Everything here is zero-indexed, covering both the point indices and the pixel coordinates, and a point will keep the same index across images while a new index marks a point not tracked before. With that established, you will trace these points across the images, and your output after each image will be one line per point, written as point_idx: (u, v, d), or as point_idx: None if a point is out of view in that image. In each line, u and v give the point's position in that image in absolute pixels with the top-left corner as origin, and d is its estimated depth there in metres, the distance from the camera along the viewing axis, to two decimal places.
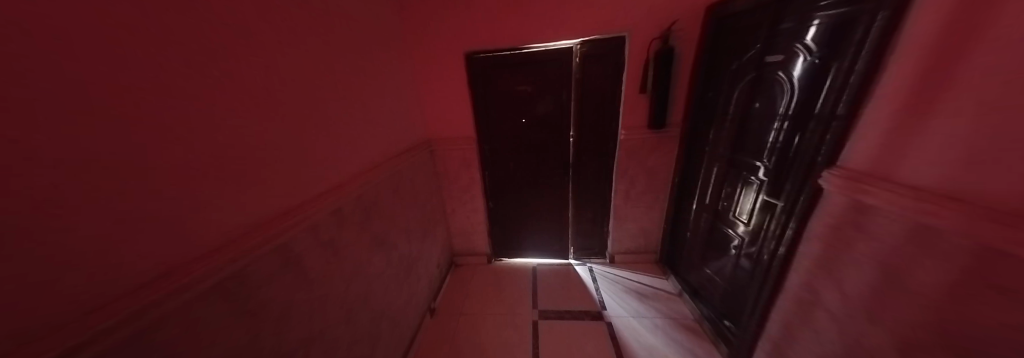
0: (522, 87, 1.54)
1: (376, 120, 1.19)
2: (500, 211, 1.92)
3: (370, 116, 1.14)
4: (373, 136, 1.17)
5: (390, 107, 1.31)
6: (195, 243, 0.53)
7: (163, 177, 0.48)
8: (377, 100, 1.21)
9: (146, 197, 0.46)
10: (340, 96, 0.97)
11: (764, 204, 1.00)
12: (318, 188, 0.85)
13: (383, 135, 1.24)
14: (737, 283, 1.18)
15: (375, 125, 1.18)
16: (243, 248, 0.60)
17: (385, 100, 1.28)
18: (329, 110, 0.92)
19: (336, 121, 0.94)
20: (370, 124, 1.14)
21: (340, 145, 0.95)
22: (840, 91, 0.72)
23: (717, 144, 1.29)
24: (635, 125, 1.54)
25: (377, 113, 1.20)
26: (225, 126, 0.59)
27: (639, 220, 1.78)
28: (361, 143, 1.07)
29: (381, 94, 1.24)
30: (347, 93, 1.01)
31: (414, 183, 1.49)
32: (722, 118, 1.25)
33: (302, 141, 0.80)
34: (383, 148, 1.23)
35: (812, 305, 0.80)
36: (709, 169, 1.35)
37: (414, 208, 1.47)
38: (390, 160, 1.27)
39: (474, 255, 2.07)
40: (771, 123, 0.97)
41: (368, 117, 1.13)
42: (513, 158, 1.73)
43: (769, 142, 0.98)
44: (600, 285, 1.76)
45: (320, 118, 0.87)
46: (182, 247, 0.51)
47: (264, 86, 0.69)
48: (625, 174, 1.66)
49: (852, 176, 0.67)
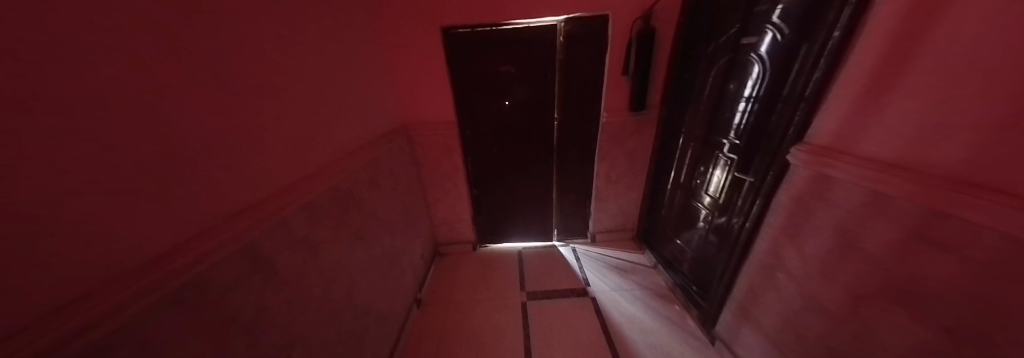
0: (504, 67, 1.46)
1: (345, 103, 1.06)
2: (483, 198, 1.89)
3: (337, 98, 1.02)
4: (345, 120, 1.05)
5: (360, 89, 1.18)
6: (138, 248, 0.44)
7: (91, 168, 0.39)
8: (344, 80, 1.08)
9: (71, 192, 0.37)
10: (299, 74, 0.84)
11: (733, 179, 1.08)
12: (283, 180, 0.74)
13: (355, 120, 1.12)
14: (707, 254, 1.29)
15: (346, 108, 1.06)
16: (202, 251, 0.51)
17: (354, 80, 1.14)
18: (290, 89, 0.79)
19: (297, 102, 0.82)
20: (338, 106, 1.01)
21: (306, 131, 0.84)
22: (808, 73, 0.77)
23: (693, 124, 1.35)
24: (617, 107, 1.57)
25: (345, 95, 1.07)
26: (163, 106, 0.48)
27: (619, 200, 1.86)
28: (329, 128, 0.95)
29: (348, 73, 1.10)
30: (308, 71, 0.88)
31: (393, 171, 1.39)
32: (697, 98, 1.30)
33: (263, 126, 0.69)
34: (354, 135, 1.11)
35: (776, 268, 0.90)
36: (684, 148, 1.42)
37: (393, 199, 1.38)
38: (363, 147, 1.16)
39: (458, 243, 2.03)
40: (738, 103, 1.06)
41: (335, 99, 1.00)
42: (495, 143, 1.68)
43: (736, 123, 1.06)
44: (583, 264, 1.83)
45: (280, 100, 0.75)
46: (124, 252, 0.42)
47: (210, 58, 0.57)
48: (608, 156, 1.70)
49: (818, 152, 0.74)
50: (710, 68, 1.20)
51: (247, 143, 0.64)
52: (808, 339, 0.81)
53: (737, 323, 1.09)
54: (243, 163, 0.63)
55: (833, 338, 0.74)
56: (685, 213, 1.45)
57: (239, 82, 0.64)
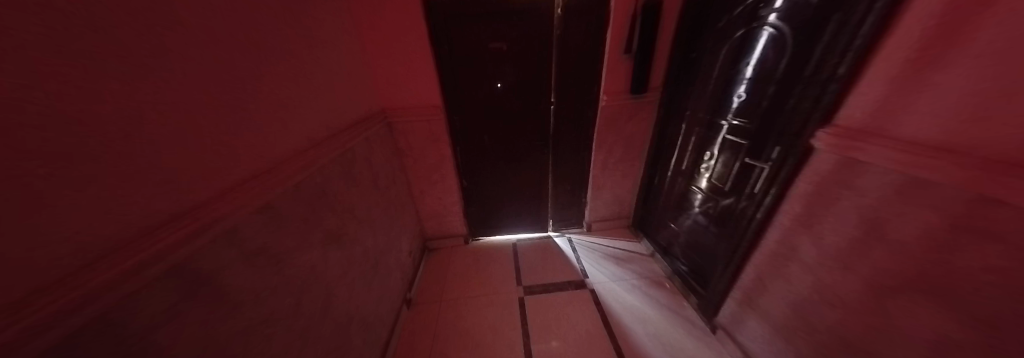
0: (494, 44, 1.31)
1: (306, 82, 0.88)
2: (474, 189, 1.78)
3: (295, 75, 0.84)
4: (309, 104, 0.88)
5: (325, 66, 0.99)
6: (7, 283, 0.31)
7: None
8: (304, 54, 0.89)
9: None
10: (241, 42, 0.66)
11: (742, 165, 1.03)
12: (229, 179, 0.59)
13: (320, 102, 0.94)
14: (707, 242, 1.26)
15: (307, 89, 0.88)
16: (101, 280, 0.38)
17: (315, 55, 0.95)
18: (230, 64, 0.62)
19: (241, 78, 0.65)
20: (296, 85, 0.83)
21: (257, 117, 0.68)
22: (842, 47, 0.69)
23: (698, 107, 1.27)
24: (614, 90, 1.44)
25: (305, 72, 0.88)
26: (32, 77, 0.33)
27: (615, 188, 1.80)
28: (289, 113, 0.79)
29: (308, 45, 0.92)
30: (251, 38, 0.69)
31: (372, 163, 1.24)
32: (705, 79, 1.22)
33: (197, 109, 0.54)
34: (321, 121, 0.94)
35: (789, 259, 0.86)
36: (687, 133, 1.35)
37: (374, 194, 1.23)
38: (334, 136, 0.99)
39: (449, 238, 1.91)
40: (734, 87, 1.07)
41: (293, 77, 0.82)
42: (486, 130, 1.56)
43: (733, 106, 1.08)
44: (580, 254, 1.78)
45: (212, 72, 0.58)
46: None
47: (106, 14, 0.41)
48: (605, 141, 1.61)
49: (847, 135, 0.68)
50: (721, 45, 1.11)
51: (163, 129, 0.48)
52: (819, 329, 0.79)
53: (741, 312, 1.07)
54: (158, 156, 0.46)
55: (847, 329, 0.72)
56: (685, 200, 1.41)
57: (158, 50, 0.48)
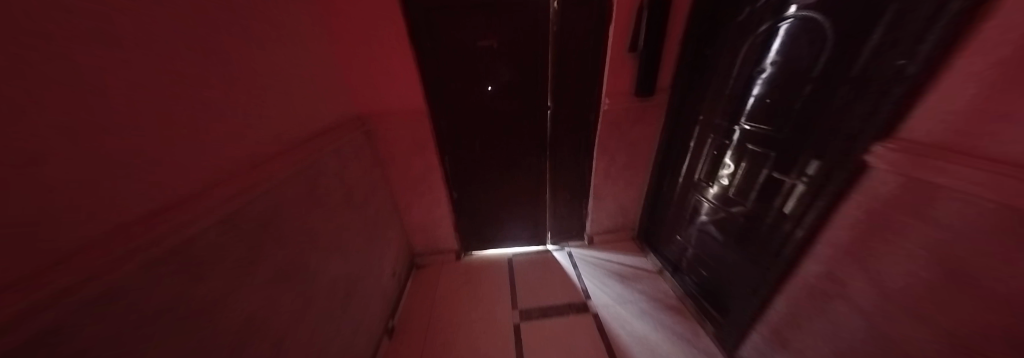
0: (484, 42, 1.16)
1: (250, 87, 0.73)
2: (466, 200, 1.64)
3: (236, 78, 0.69)
4: (258, 115, 0.74)
5: (278, 68, 0.84)
6: None
7: None
8: (251, 52, 0.75)
9: None
10: (159, 36, 0.52)
11: (771, 180, 0.89)
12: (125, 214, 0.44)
13: (270, 110, 0.78)
14: (726, 263, 1.13)
15: (252, 94, 0.73)
16: None
17: (266, 54, 0.80)
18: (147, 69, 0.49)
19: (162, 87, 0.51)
20: (235, 90, 0.68)
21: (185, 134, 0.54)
22: (909, 42, 0.54)
23: (714, 111, 1.13)
24: (619, 92, 1.29)
25: (250, 75, 0.73)
26: None
27: (617, 198, 1.66)
28: (230, 126, 0.65)
29: (256, 42, 0.77)
30: (175, 31, 0.55)
31: (345, 177, 1.09)
32: (722, 81, 1.08)
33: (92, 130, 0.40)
34: (274, 132, 0.78)
35: (834, 296, 0.73)
36: (702, 140, 1.21)
37: (348, 213, 1.09)
38: (288, 150, 0.83)
39: (438, 253, 1.77)
40: (751, 88, 0.96)
41: (232, 80, 0.67)
42: (476, 137, 1.41)
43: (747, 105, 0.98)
44: (582, 271, 1.64)
45: (111, 73, 0.43)
46: None
47: None
48: (608, 149, 1.46)
49: (914, 150, 0.53)
50: (743, 41, 0.97)
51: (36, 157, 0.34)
52: None
53: (769, 349, 0.94)
54: (10, 192, 0.32)
55: None
56: (699, 213, 1.28)
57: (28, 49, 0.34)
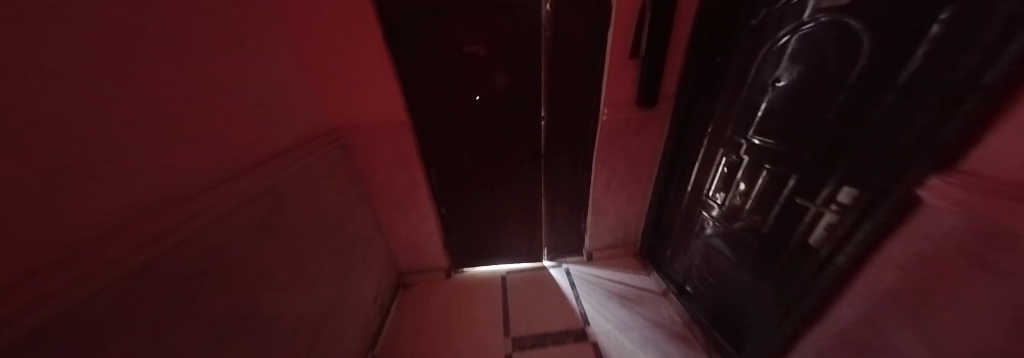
0: (470, 47, 1.06)
1: (191, 104, 0.62)
2: (456, 216, 1.53)
3: (170, 96, 0.58)
4: (198, 137, 0.63)
5: (232, 81, 0.74)
6: None
7: None
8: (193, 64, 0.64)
9: None
10: (52, 47, 0.41)
11: (793, 207, 0.79)
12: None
13: (217, 130, 0.68)
14: (742, 292, 1.02)
15: (193, 113, 0.62)
16: None
17: (214, 66, 0.69)
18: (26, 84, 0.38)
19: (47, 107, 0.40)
20: (166, 110, 0.57)
21: (73, 167, 0.42)
22: (981, 51, 0.43)
23: (725, 125, 1.03)
24: (619, 101, 1.19)
25: (192, 91, 0.63)
26: None
27: (618, 213, 1.56)
28: (153, 154, 0.54)
29: (202, 53, 0.67)
30: (76, 41, 0.44)
31: (315, 199, 0.98)
32: (734, 92, 0.97)
33: None
34: (218, 155, 0.68)
35: (878, 349, 0.62)
36: (710, 156, 1.11)
37: (317, 238, 0.98)
38: (239, 174, 0.72)
39: (427, 271, 1.66)
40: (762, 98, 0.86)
41: (163, 98, 0.56)
42: (465, 149, 1.31)
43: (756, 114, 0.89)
44: (580, 292, 1.53)
45: None
46: None
47: None
48: (607, 162, 1.36)
49: (988, 188, 0.41)
50: (757, 50, 0.86)
51: None
52: None
53: None
54: None
55: None
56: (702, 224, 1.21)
57: None
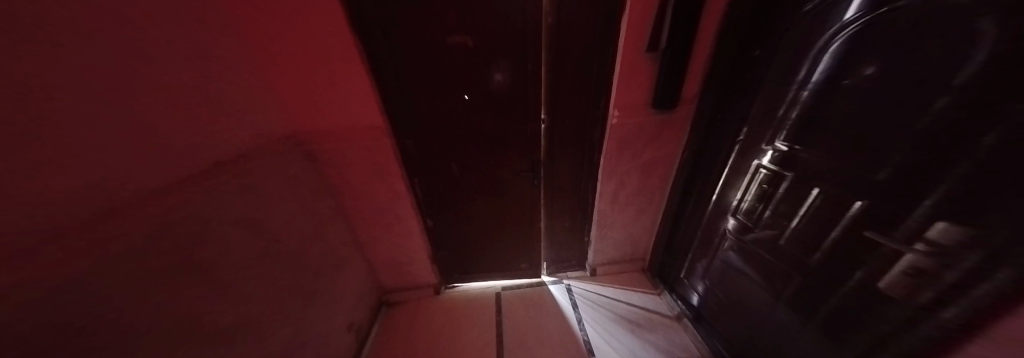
0: (456, 38, 0.88)
1: (87, 115, 0.45)
2: (444, 229, 1.37)
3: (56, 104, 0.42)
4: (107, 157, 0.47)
5: (159, 82, 0.57)
6: None
7: None
8: (102, 60, 0.47)
9: None
10: None
11: (854, 242, 0.63)
12: None
13: (127, 147, 0.50)
14: (777, 331, 0.87)
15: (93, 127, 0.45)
16: None
17: (131, 62, 0.52)
18: None
19: None
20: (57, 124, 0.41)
21: None
22: None
23: (764, 135, 0.84)
24: (631, 103, 1.00)
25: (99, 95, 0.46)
26: None
27: (626, 227, 1.40)
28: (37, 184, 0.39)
29: (113, 43, 0.49)
30: None
31: (267, 220, 0.82)
32: (778, 95, 0.79)
33: None
34: (132, 182, 0.50)
35: None
36: (742, 170, 0.94)
37: (268, 268, 0.82)
38: (162, 202, 0.55)
39: (414, 288, 1.51)
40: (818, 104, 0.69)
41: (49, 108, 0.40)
42: (454, 157, 1.14)
43: (805, 121, 0.72)
44: (583, 314, 1.38)
45: None
46: None
47: None
48: (616, 172, 1.19)
49: None
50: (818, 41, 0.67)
51: None
52: None
53: None
54: None
55: None
56: (722, 241, 1.07)
57: None
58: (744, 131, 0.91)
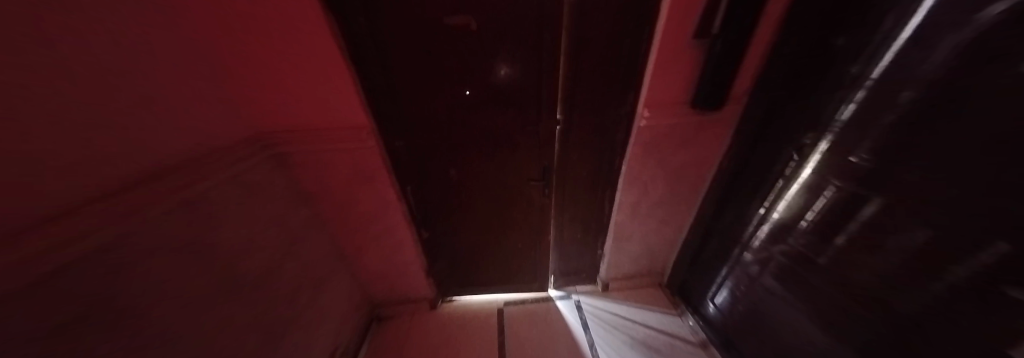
0: (456, 19, 0.70)
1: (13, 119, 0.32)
2: (442, 240, 1.23)
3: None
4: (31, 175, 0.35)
5: (88, 73, 0.42)
6: None
7: None
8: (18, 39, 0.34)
9: None
10: None
11: (966, 298, 0.47)
12: None
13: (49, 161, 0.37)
14: None
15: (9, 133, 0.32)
16: None
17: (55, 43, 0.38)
18: None
19: None
20: None
21: None
22: None
23: (841, 145, 0.65)
24: (668, 102, 0.84)
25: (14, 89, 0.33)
26: None
27: (645, 240, 1.25)
28: None
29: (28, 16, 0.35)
30: None
31: (231, 241, 0.67)
32: (872, 94, 0.58)
33: None
34: (33, 209, 0.35)
35: None
36: (805, 186, 0.75)
37: (234, 298, 0.68)
38: (94, 232, 0.41)
39: (409, 302, 1.38)
40: (941, 109, 0.47)
41: None
42: (450, 161, 0.99)
43: (911, 130, 0.52)
44: (594, 337, 1.24)
45: None
46: None
47: None
48: (640, 181, 1.04)
49: None
50: (948, 19, 0.45)
51: None
52: None
53: None
54: None
55: None
56: (764, 264, 0.91)
57: None
58: (811, 138, 0.72)
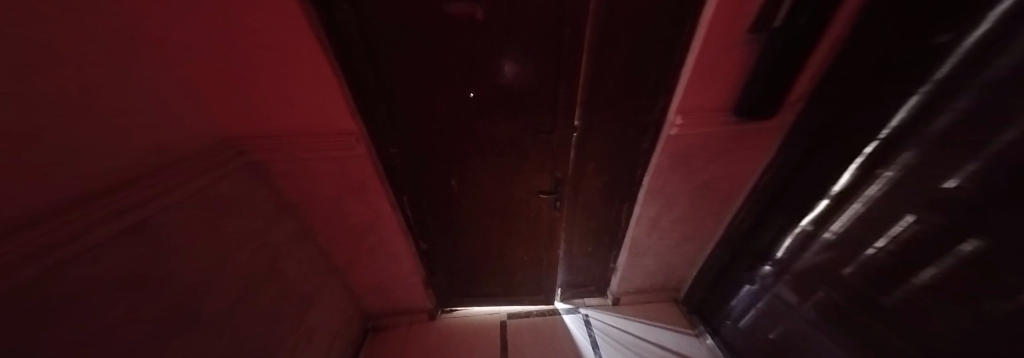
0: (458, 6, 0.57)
1: None
2: (442, 252, 1.14)
3: None
4: None
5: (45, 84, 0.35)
6: None
7: None
8: None
9: None
10: None
11: None
12: None
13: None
14: None
15: None
16: None
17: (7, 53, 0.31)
18: None
19: None
20: None
21: None
22: None
23: (930, 165, 0.50)
24: (707, 109, 0.72)
25: None
26: None
27: (662, 255, 1.15)
28: None
29: None
30: None
31: (205, 266, 0.59)
32: (987, 102, 0.42)
33: None
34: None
35: None
36: (872, 211, 0.60)
37: (209, 331, 0.60)
38: (29, 267, 0.34)
39: (407, 313, 1.30)
40: None
41: None
42: (451, 170, 0.88)
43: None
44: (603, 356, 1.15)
45: None
46: None
47: None
48: (664, 194, 0.93)
49: None
50: None
51: None
52: None
53: None
54: None
55: None
56: (807, 295, 0.79)
57: None
58: (891, 150, 0.56)
